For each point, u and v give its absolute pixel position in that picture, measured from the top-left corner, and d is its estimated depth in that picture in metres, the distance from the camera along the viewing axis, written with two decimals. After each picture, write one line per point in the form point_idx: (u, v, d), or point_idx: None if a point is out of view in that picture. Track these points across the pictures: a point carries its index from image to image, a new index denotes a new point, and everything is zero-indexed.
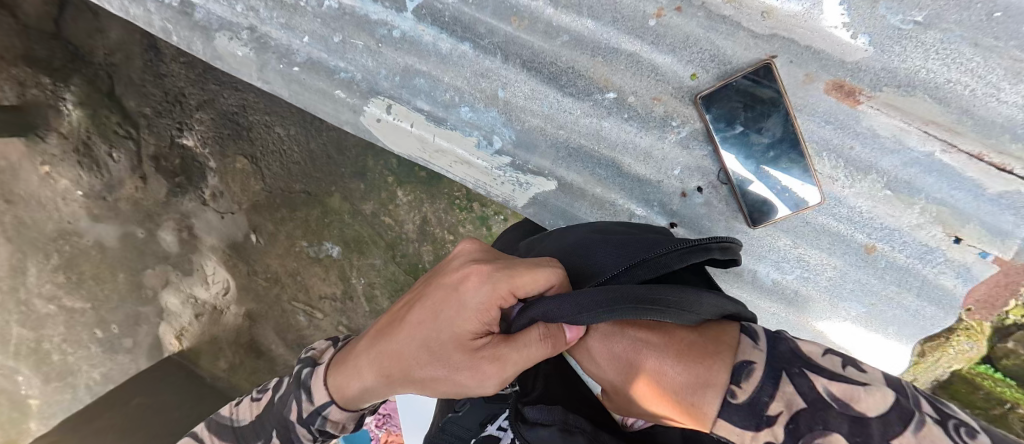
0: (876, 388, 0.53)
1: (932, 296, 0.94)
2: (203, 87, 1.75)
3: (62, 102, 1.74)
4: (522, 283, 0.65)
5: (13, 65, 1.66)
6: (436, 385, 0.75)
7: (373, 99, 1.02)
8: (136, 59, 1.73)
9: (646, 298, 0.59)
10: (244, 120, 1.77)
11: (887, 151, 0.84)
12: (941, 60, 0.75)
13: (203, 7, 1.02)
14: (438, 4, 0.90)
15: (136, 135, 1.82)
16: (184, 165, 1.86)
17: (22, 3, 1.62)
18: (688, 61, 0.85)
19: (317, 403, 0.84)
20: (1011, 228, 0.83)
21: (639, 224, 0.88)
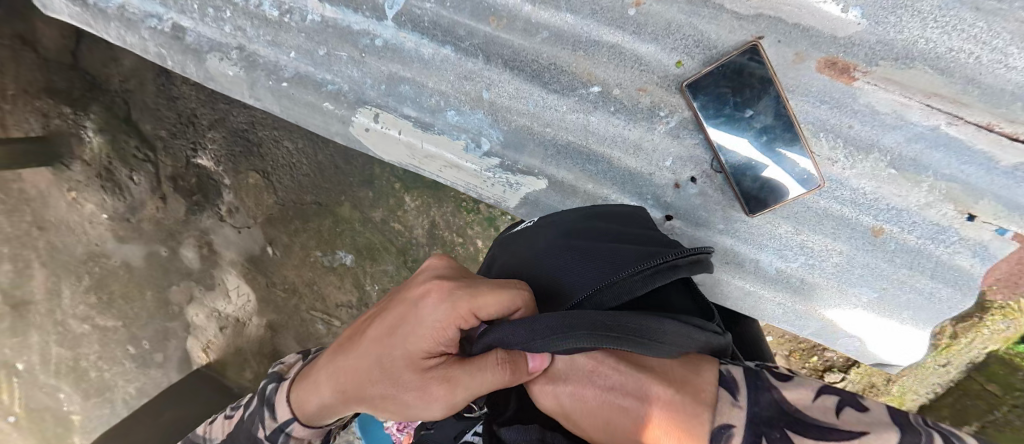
0: (875, 436, 0.51)
1: (947, 278, 0.89)
2: (213, 107, 1.80)
3: (83, 130, 1.81)
4: (478, 305, 0.68)
5: (37, 98, 1.76)
6: (389, 404, 0.78)
7: (361, 109, 1.02)
8: (148, 84, 1.79)
9: (606, 325, 0.59)
10: (254, 136, 1.81)
11: (888, 127, 0.80)
12: (940, 29, 0.70)
13: (195, 30, 1.04)
14: (417, 9, 0.90)
15: (153, 158, 1.87)
16: (200, 184, 1.91)
17: (41, 39, 1.71)
18: (672, 49, 0.82)
19: (283, 421, 0.90)
20: None
21: (615, 209, 0.87)
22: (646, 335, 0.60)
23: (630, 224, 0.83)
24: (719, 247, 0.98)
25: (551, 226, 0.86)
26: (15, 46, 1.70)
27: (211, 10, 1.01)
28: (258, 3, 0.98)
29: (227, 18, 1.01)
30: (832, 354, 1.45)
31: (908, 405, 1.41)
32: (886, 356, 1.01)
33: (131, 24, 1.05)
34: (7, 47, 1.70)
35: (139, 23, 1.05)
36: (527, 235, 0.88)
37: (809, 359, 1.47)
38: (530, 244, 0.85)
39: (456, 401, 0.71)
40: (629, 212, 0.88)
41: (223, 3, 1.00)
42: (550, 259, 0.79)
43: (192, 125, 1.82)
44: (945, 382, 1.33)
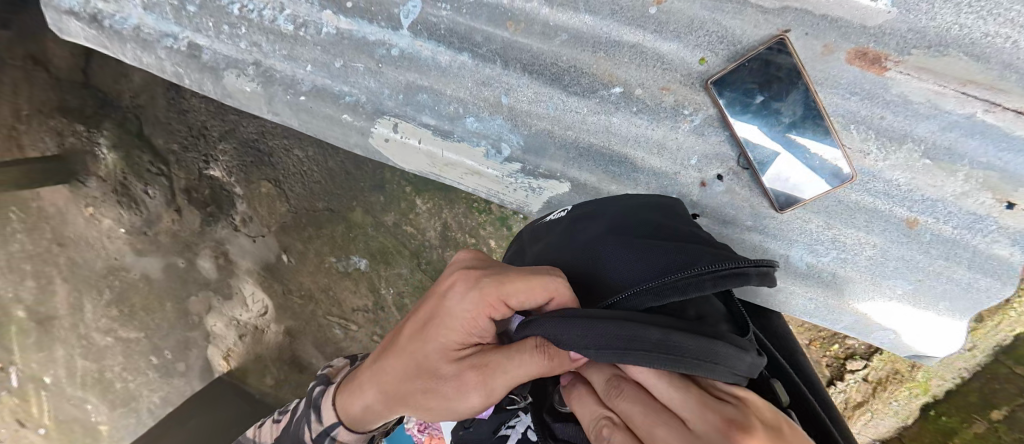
0: None
1: (985, 268, 0.87)
2: (224, 118, 1.81)
3: (98, 146, 1.83)
4: (504, 293, 0.68)
5: (52, 117, 1.79)
6: (431, 401, 0.78)
7: (380, 119, 1.01)
8: (160, 99, 1.81)
9: (653, 343, 0.50)
10: (265, 146, 1.81)
11: (922, 117, 0.79)
12: (975, 14, 0.69)
13: (210, 48, 1.04)
14: (433, 17, 0.90)
15: (167, 171, 1.88)
16: (213, 195, 1.92)
17: (53, 58, 1.73)
18: (695, 46, 0.81)
19: (328, 425, 0.91)
20: None
21: (660, 207, 0.83)
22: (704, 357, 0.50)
23: (670, 214, 0.82)
24: (748, 245, 0.96)
25: (594, 216, 0.84)
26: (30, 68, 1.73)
27: (226, 27, 1.01)
28: (272, 18, 0.98)
29: (241, 34, 1.01)
30: (854, 342, 1.42)
31: (934, 391, 1.37)
32: (915, 348, 1.00)
33: (147, 45, 1.05)
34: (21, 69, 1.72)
35: (155, 44, 1.05)
36: (569, 226, 0.85)
37: (829, 347, 1.44)
38: (575, 237, 0.82)
39: (496, 390, 0.70)
40: (663, 203, 0.85)
41: (238, 20, 1.00)
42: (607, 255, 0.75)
43: (205, 138, 1.84)
44: (971, 366, 1.32)
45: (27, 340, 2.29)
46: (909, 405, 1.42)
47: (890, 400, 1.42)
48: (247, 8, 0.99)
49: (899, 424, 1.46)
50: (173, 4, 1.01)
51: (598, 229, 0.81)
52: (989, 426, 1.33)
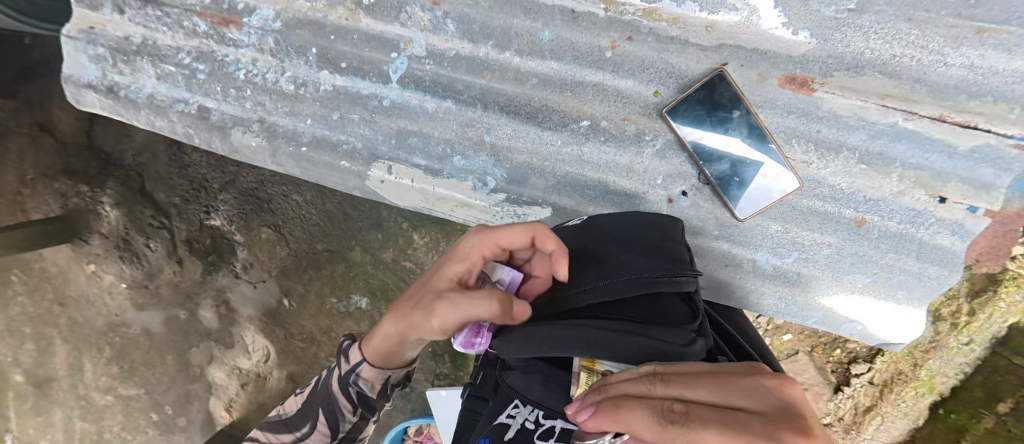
0: None
1: (932, 257, 0.97)
2: (223, 170, 1.93)
3: (101, 205, 1.89)
4: (507, 231, 0.76)
5: (57, 180, 1.89)
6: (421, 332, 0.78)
7: (374, 163, 1.10)
8: (161, 156, 1.93)
9: (561, 337, 0.66)
10: (264, 194, 1.92)
11: (852, 128, 0.90)
12: (881, 39, 0.83)
13: (218, 109, 1.15)
14: (418, 71, 1.02)
15: (169, 223, 1.95)
16: (214, 244, 1.99)
17: (59, 125, 1.91)
18: (649, 81, 0.92)
19: (351, 363, 0.89)
20: (991, 180, 0.89)
21: (659, 226, 0.88)
22: (602, 345, 0.64)
23: (666, 239, 0.86)
24: (718, 253, 1.03)
25: (592, 228, 0.90)
26: (36, 134, 1.89)
27: (233, 90, 1.13)
28: (275, 80, 1.10)
29: (247, 96, 1.13)
30: (855, 345, 1.47)
31: (939, 389, 1.43)
32: (887, 333, 1.05)
33: (160, 110, 1.17)
34: (30, 137, 1.88)
35: (168, 109, 1.17)
36: (568, 234, 0.91)
37: (832, 353, 1.50)
38: (567, 239, 0.90)
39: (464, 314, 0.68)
40: (663, 221, 0.89)
41: (244, 83, 1.12)
42: (602, 256, 0.84)
43: (205, 190, 1.94)
44: (972, 360, 1.38)
45: (24, 405, 2.32)
46: (914, 405, 1.46)
47: (898, 402, 1.46)
48: (252, 73, 1.12)
49: (910, 425, 1.50)
50: (184, 73, 1.15)
51: (590, 239, 0.88)
52: (997, 419, 1.36)
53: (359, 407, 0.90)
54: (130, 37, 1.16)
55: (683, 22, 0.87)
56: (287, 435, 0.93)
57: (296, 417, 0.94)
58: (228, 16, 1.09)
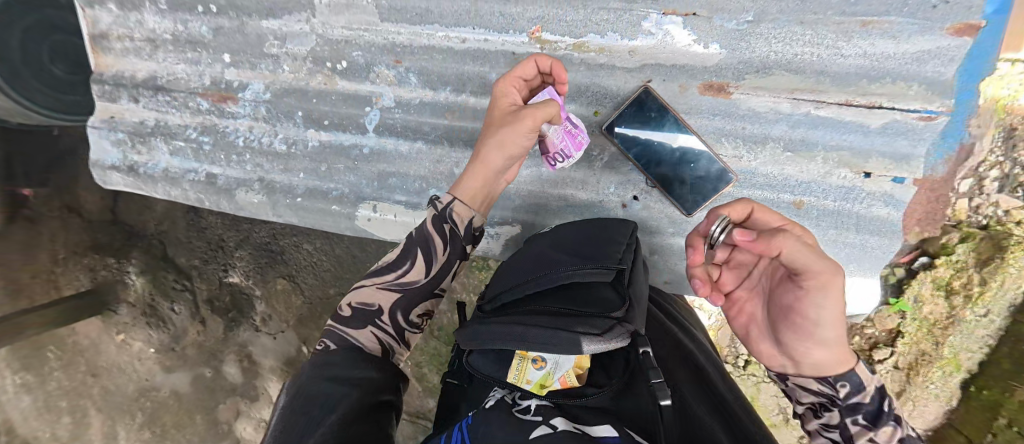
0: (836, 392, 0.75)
1: (872, 228, 1.03)
2: (237, 228, 2.08)
3: (127, 275, 2.09)
4: (532, 63, 0.93)
5: (87, 256, 2.10)
6: (500, 154, 0.93)
7: (361, 204, 1.23)
8: (179, 221, 2.09)
9: (511, 333, 0.78)
10: (276, 246, 2.07)
11: (772, 121, 0.99)
12: (782, 41, 0.94)
13: (224, 174, 1.31)
14: (390, 120, 1.17)
15: (191, 285, 2.10)
16: (233, 300, 2.12)
17: (86, 205, 2.11)
18: (588, 103, 1.05)
19: (445, 201, 0.93)
20: (908, 151, 0.97)
21: (602, 231, 1.02)
22: (532, 339, 0.77)
23: (605, 242, 0.99)
24: (678, 249, 1.11)
25: (545, 239, 1.05)
26: (66, 216, 2.11)
27: (234, 156, 1.29)
28: (269, 142, 1.26)
29: (247, 159, 1.28)
30: (873, 330, 1.37)
31: (967, 366, 1.32)
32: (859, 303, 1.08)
33: (175, 181, 1.33)
34: (60, 218, 2.10)
35: (182, 179, 1.32)
36: (526, 246, 1.07)
37: (852, 340, 1.39)
38: (524, 250, 1.05)
39: (548, 111, 0.89)
40: (605, 222, 1.05)
41: (243, 149, 1.28)
42: (530, 256, 1.00)
43: (222, 250, 2.09)
44: (994, 331, 1.28)
45: None
46: (946, 386, 1.35)
47: (928, 385, 1.35)
48: (249, 139, 1.27)
49: (945, 408, 1.37)
50: (192, 146, 1.31)
51: (541, 247, 1.02)
52: None
53: (449, 245, 0.92)
54: (145, 121, 1.35)
55: (608, 50, 1.02)
56: (388, 275, 0.94)
57: (394, 258, 0.94)
58: (226, 92, 1.27)
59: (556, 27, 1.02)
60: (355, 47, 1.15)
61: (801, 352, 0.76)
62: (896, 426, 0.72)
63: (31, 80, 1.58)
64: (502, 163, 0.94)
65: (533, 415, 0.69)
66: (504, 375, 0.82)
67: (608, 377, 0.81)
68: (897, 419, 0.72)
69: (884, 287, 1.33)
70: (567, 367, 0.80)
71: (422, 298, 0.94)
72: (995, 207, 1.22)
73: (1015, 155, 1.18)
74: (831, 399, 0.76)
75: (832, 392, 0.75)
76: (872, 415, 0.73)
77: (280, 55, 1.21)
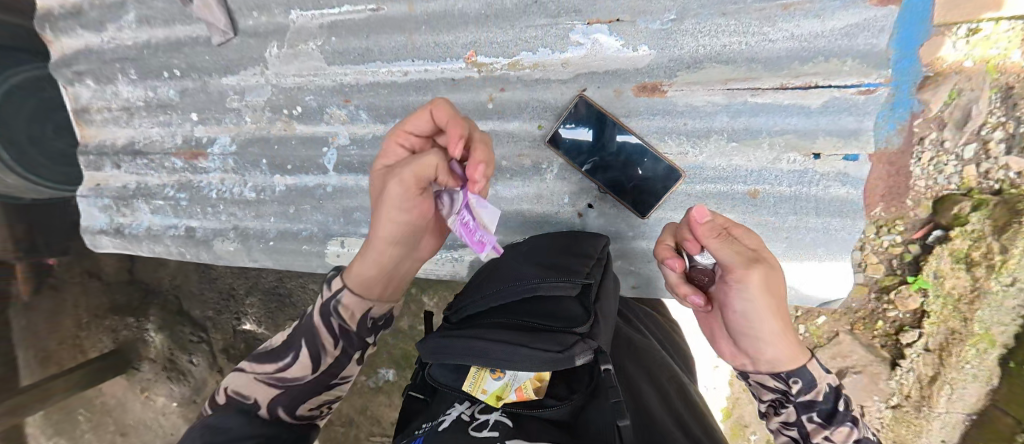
0: (790, 386, 0.74)
1: (833, 210, 1.00)
2: (246, 275, 2.12)
3: (147, 332, 2.14)
4: (417, 121, 0.81)
5: (108, 317, 2.16)
6: (390, 226, 0.85)
7: (330, 240, 1.26)
8: (192, 275, 2.15)
9: (471, 348, 0.73)
10: (284, 289, 2.08)
11: (712, 113, 0.98)
12: (707, 35, 0.95)
13: (202, 226, 1.36)
14: (347, 157, 1.21)
15: (207, 336, 2.14)
16: (249, 347, 2.11)
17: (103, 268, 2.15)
18: (531, 118, 1.07)
19: (334, 290, 0.90)
20: (856, 126, 0.94)
21: (571, 242, 1.01)
22: (491, 354, 0.71)
23: (575, 254, 0.97)
24: (642, 252, 1.10)
25: (515, 251, 1.03)
26: (87, 281, 2.15)
27: (210, 208, 1.34)
28: (239, 191, 1.32)
29: (221, 210, 1.33)
30: (897, 312, 1.30)
31: (1001, 340, 1.25)
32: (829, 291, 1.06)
33: (158, 238, 1.39)
34: (81, 283, 2.15)
35: (163, 235, 1.39)
36: (495, 258, 1.05)
37: (875, 326, 1.34)
38: (494, 261, 1.04)
39: (423, 172, 0.79)
40: (576, 232, 1.05)
41: (217, 200, 1.33)
42: (499, 270, 0.98)
43: (234, 298, 2.13)
44: None
45: None
46: (983, 364, 1.28)
47: (964, 365, 1.29)
48: (221, 191, 1.33)
49: (987, 388, 1.30)
50: (171, 203, 1.38)
51: (511, 259, 1.00)
52: None
53: (340, 341, 0.90)
54: (129, 186, 1.42)
55: (542, 65, 1.04)
56: (269, 366, 0.90)
57: (279, 349, 0.92)
58: (197, 149, 1.33)
59: (489, 50, 1.05)
60: (307, 92, 1.20)
61: (745, 346, 0.78)
62: (853, 427, 0.70)
63: (35, 152, 1.71)
64: (400, 250, 0.88)
65: (488, 431, 0.67)
66: (463, 384, 0.79)
67: (568, 389, 0.76)
68: (854, 419, 0.71)
69: (902, 267, 1.24)
70: (525, 378, 0.75)
71: (312, 394, 0.90)
72: (1006, 170, 1.12)
73: (1018, 114, 1.06)
74: (785, 396, 0.75)
75: (786, 388, 0.74)
76: (827, 414, 0.72)
77: (241, 108, 1.27)
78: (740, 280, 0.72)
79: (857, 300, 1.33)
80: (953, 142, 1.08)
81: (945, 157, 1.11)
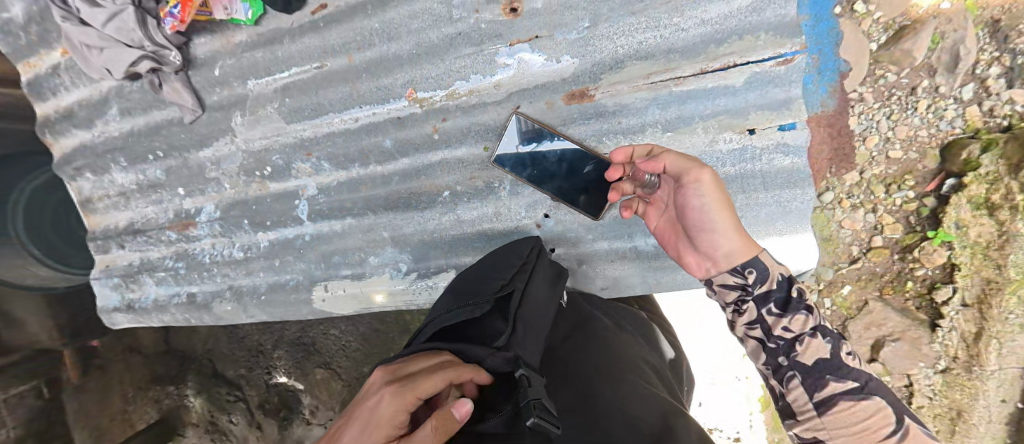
0: (751, 278, 0.83)
1: (782, 181, 1.00)
2: (271, 330, 2.06)
3: (187, 398, 1.97)
4: (437, 383, 0.73)
5: (151, 389, 1.99)
6: None
7: (315, 286, 1.33)
8: (222, 336, 2.07)
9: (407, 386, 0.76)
10: (308, 338, 2.02)
11: (643, 108, 1.01)
12: (622, 35, 0.98)
13: (200, 290, 1.46)
14: (318, 205, 1.28)
15: (243, 394, 1.98)
16: (283, 399, 1.97)
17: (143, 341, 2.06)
18: (477, 141, 1.12)
19: None
20: (785, 96, 0.95)
21: (493, 259, 1.05)
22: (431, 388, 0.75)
23: (495, 271, 1.01)
24: (604, 251, 1.12)
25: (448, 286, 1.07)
26: (128, 357, 2.02)
27: (205, 272, 1.44)
28: (229, 253, 1.41)
29: (215, 272, 1.43)
30: (925, 270, 1.24)
31: None
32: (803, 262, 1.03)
33: (164, 308, 1.49)
34: (121, 360, 2.01)
35: (168, 304, 1.49)
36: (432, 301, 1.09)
37: (906, 287, 1.27)
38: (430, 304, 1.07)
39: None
40: (501, 248, 1.10)
41: (211, 264, 1.43)
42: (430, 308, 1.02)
43: (263, 353, 2.04)
44: None
45: None
46: None
47: (1008, 316, 1.21)
48: (214, 254, 1.42)
49: None
50: (172, 273, 1.48)
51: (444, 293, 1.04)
52: None
53: None
54: (134, 263, 1.53)
55: (477, 91, 1.09)
56: None
57: None
58: (187, 220, 1.43)
59: (425, 85, 1.12)
60: (274, 152, 1.28)
61: (714, 248, 0.86)
62: (807, 314, 0.79)
63: (65, 246, 1.90)
64: None
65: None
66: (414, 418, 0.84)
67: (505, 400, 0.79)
68: (808, 306, 0.80)
69: (920, 222, 1.19)
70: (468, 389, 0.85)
71: None
72: (1012, 104, 1.07)
73: (1013, 46, 1.04)
74: (747, 291, 0.83)
75: (746, 282, 0.83)
76: (783, 302, 0.81)
77: (219, 176, 1.36)
78: (698, 179, 0.84)
79: (880, 264, 1.25)
80: (948, 87, 1.07)
81: (942, 102, 1.08)
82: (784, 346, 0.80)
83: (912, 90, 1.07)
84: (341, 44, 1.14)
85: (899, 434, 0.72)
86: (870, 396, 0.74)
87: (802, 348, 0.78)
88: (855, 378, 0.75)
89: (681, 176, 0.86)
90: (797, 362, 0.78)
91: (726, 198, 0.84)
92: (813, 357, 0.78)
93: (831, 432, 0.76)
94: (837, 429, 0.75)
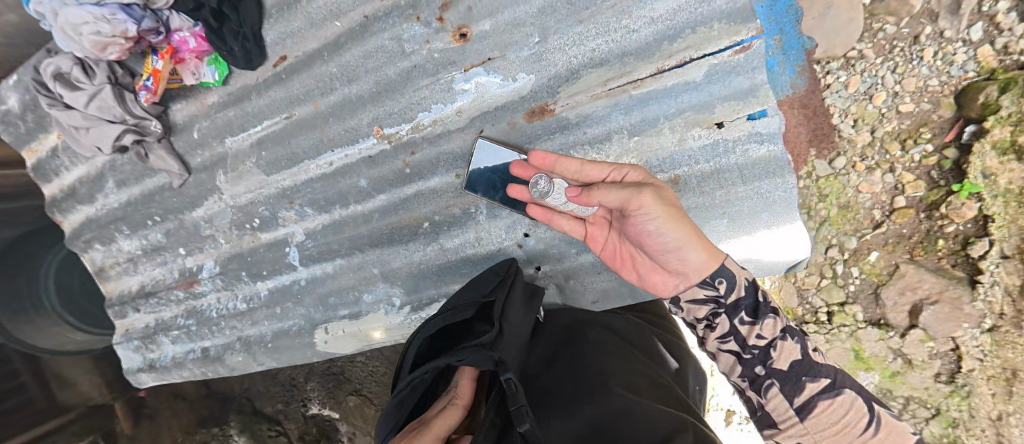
0: (721, 289, 0.86)
1: (759, 172, 0.95)
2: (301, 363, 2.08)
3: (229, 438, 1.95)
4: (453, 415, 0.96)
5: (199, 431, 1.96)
6: None
7: (316, 329, 1.36)
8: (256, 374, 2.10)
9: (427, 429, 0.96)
10: (338, 367, 2.05)
11: (606, 115, 0.99)
12: (572, 46, 0.96)
13: (212, 344, 1.51)
14: (307, 249, 1.30)
15: (283, 428, 2.01)
16: (322, 430, 2.00)
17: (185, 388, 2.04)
18: (448, 169, 1.11)
19: None
20: (751, 84, 0.90)
21: (474, 282, 1.05)
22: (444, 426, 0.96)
23: (478, 288, 1.02)
24: (589, 264, 1.11)
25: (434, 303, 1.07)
26: (174, 403, 2.01)
27: (214, 325, 1.49)
28: (233, 305, 1.45)
29: (224, 326, 1.48)
30: (956, 226, 1.16)
31: None
32: (809, 244, 0.97)
33: (182, 364, 1.55)
34: (168, 407, 2.00)
35: (184, 360, 1.55)
36: None
37: (938, 245, 1.18)
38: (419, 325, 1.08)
39: None
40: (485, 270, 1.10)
41: (219, 318, 1.48)
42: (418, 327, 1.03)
43: (296, 387, 2.07)
44: None
45: None
46: None
47: None
48: (220, 309, 1.47)
49: None
50: (184, 331, 1.53)
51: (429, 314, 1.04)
52: None
53: None
54: (150, 324, 1.59)
55: (440, 121, 1.09)
56: None
57: None
58: (191, 278, 1.48)
59: (389, 121, 1.12)
60: (260, 204, 1.31)
61: (682, 265, 0.88)
62: (775, 317, 0.83)
63: (95, 309, 2.00)
64: None
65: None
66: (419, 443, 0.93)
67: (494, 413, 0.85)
68: (775, 310, 0.84)
69: (945, 175, 1.13)
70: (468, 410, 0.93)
71: None
72: None
73: None
74: (718, 302, 0.87)
75: (717, 293, 0.87)
76: (753, 310, 0.85)
77: (213, 233, 1.40)
78: (647, 208, 0.84)
79: (907, 225, 1.18)
80: (954, 30, 1.04)
81: (951, 47, 1.05)
82: (759, 355, 0.83)
83: (916, 38, 1.05)
84: (305, 92, 1.15)
85: (874, 422, 0.78)
86: (843, 391, 0.79)
87: (775, 354, 0.82)
88: (827, 375, 0.80)
89: (625, 207, 0.87)
90: (774, 370, 0.82)
91: (675, 215, 0.85)
92: (787, 361, 0.82)
93: (816, 436, 0.81)
94: (819, 432, 0.80)
